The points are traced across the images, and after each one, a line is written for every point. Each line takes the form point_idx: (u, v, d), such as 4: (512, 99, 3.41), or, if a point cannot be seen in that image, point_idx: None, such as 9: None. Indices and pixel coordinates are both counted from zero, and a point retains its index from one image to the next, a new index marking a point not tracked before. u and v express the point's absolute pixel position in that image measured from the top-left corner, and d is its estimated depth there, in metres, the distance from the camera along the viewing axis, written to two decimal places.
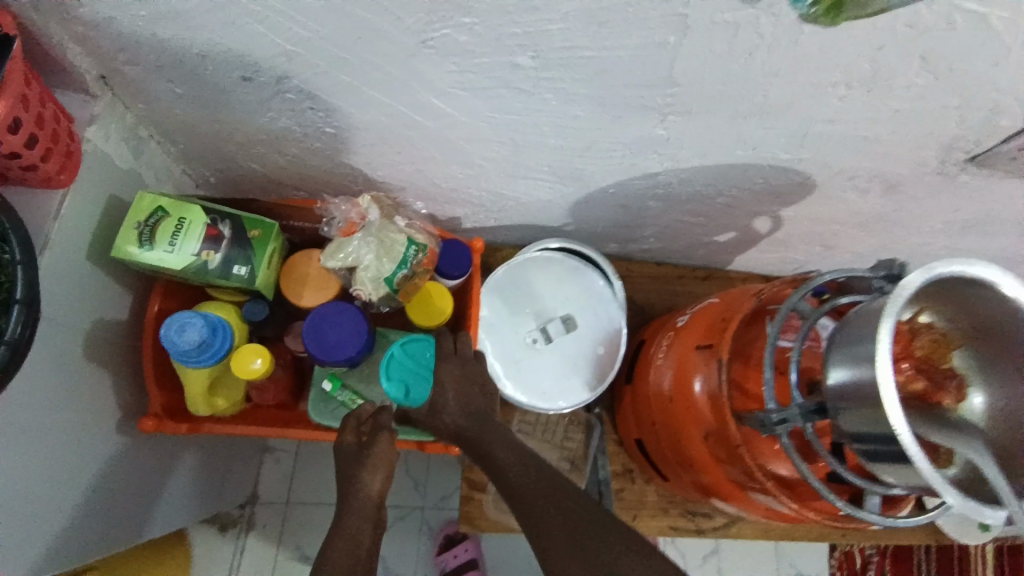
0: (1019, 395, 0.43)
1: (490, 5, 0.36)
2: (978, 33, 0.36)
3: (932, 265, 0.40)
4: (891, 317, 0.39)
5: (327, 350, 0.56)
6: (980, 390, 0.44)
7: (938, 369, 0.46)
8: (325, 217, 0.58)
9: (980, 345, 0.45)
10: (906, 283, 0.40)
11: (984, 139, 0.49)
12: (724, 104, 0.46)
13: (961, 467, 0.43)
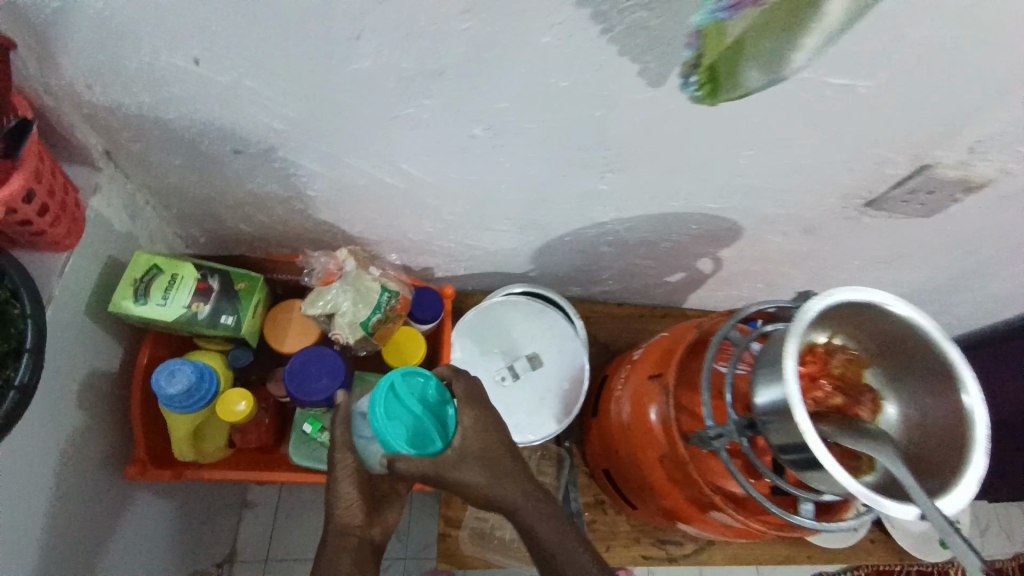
0: (922, 405, 0.50)
1: (444, 90, 0.44)
2: (841, 105, 0.45)
3: (830, 292, 0.47)
4: (795, 338, 0.47)
5: (306, 390, 0.60)
6: (892, 404, 0.51)
7: (856, 386, 0.53)
8: (306, 269, 0.64)
9: (887, 364, 0.52)
10: (808, 309, 0.47)
11: (875, 187, 0.57)
12: (651, 163, 0.54)
13: (878, 473, 0.48)
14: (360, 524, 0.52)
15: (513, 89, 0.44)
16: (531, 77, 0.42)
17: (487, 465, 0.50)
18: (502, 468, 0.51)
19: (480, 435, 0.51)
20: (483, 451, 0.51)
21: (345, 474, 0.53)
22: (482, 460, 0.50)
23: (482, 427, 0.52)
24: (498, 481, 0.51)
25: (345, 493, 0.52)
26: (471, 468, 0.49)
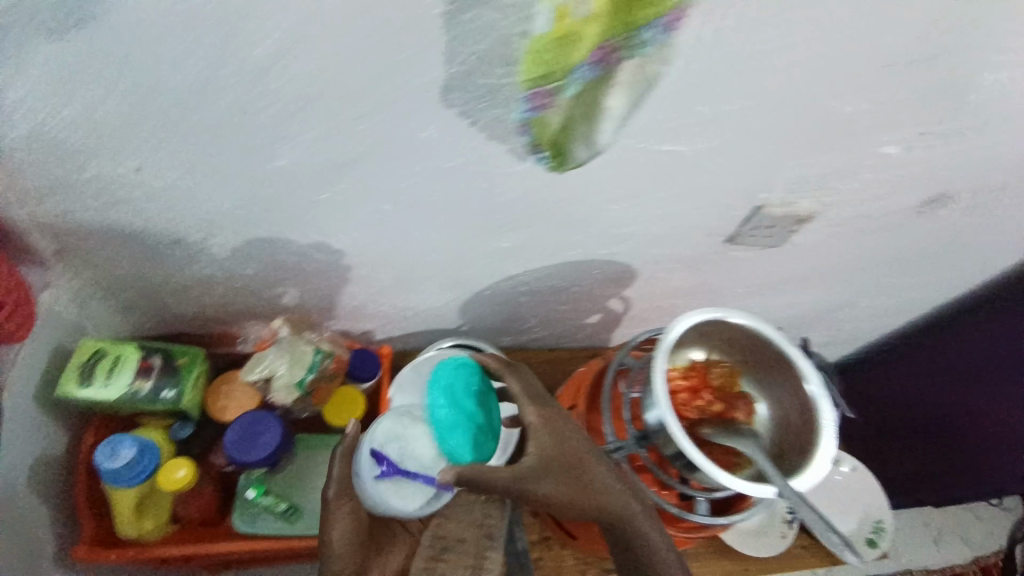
0: (779, 402, 0.59)
1: (352, 177, 0.53)
2: (675, 165, 0.57)
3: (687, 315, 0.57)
4: (662, 357, 0.56)
5: (246, 452, 0.63)
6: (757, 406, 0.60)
7: (731, 393, 0.62)
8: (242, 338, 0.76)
9: (750, 371, 0.62)
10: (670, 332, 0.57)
11: (730, 226, 0.69)
12: (540, 221, 0.64)
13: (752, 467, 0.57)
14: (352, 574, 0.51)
15: (409, 173, 0.54)
16: (421, 162, 0.53)
17: (562, 469, 0.52)
18: (576, 468, 0.53)
19: (558, 434, 0.55)
20: (561, 451, 0.53)
21: (336, 519, 0.52)
22: (560, 462, 0.53)
23: (555, 426, 0.55)
24: (576, 482, 0.52)
25: (337, 547, 0.51)
26: (547, 472, 0.52)
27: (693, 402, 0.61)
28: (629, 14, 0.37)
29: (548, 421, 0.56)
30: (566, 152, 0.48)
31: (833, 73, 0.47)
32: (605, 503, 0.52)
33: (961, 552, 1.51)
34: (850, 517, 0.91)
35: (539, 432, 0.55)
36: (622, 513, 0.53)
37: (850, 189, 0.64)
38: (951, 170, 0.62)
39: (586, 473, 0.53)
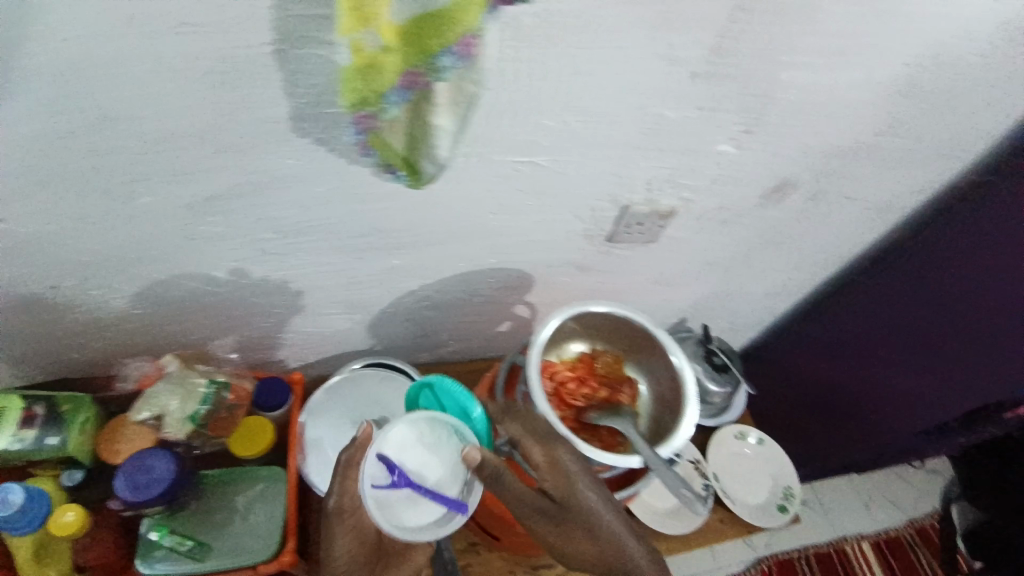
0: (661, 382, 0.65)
1: (224, 208, 0.56)
2: (536, 174, 0.62)
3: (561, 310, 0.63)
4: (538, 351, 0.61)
5: (138, 490, 0.62)
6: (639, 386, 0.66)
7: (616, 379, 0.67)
8: (122, 374, 0.71)
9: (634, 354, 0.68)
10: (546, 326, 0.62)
11: (606, 226, 0.74)
12: (424, 237, 0.67)
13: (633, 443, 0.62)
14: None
15: (281, 202, 0.56)
16: (290, 191, 0.55)
17: (555, 514, 0.55)
18: (570, 518, 0.55)
19: (556, 485, 0.56)
20: (559, 497, 0.55)
21: (344, 543, 0.59)
22: (552, 508, 0.55)
23: (553, 476, 0.56)
24: (568, 532, 0.55)
25: (342, 563, 0.59)
26: (539, 520, 0.55)
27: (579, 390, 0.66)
28: (422, 41, 0.36)
29: (551, 469, 0.56)
30: (417, 170, 0.49)
31: (646, 81, 0.54)
32: (598, 556, 0.55)
33: (892, 513, 1.60)
34: (759, 490, 0.99)
35: (544, 476, 0.56)
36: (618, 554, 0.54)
37: (703, 183, 0.71)
38: (787, 158, 0.70)
39: (580, 521, 0.55)
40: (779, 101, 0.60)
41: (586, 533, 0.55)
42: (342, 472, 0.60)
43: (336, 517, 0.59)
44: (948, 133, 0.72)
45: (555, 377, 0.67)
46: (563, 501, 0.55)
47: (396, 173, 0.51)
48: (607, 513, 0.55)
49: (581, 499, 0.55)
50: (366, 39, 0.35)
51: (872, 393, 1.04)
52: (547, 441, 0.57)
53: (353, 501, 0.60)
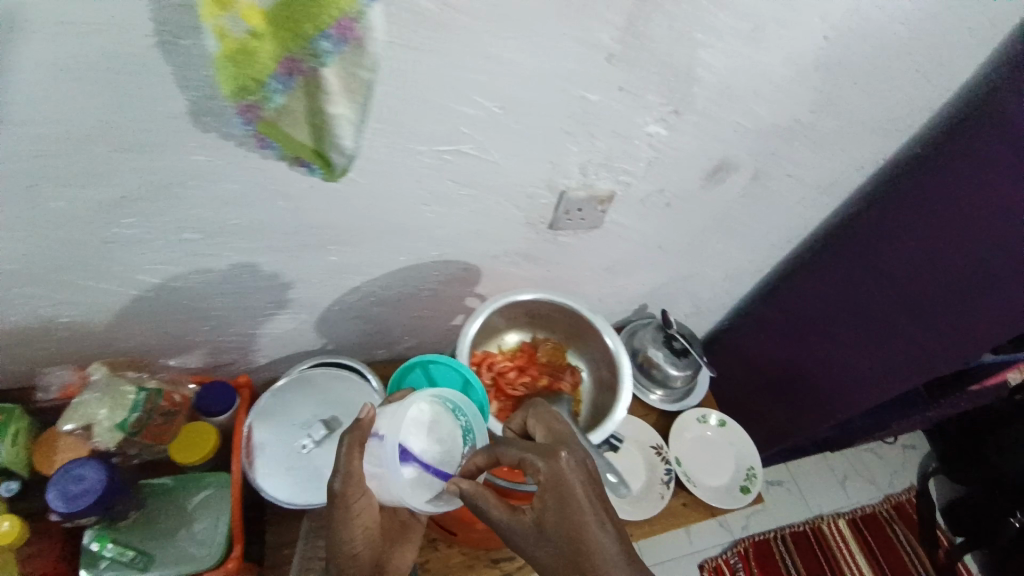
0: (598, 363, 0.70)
1: (139, 208, 0.54)
2: (464, 161, 0.61)
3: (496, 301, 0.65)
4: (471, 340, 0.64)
5: (71, 499, 0.61)
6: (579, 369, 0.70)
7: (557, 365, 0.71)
8: (41, 383, 0.68)
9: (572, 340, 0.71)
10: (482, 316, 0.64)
11: (548, 214, 0.73)
12: (359, 232, 0.66)
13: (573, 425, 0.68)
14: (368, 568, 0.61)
15: (196, 200, 0.55)
16: (204, 189, 0.54)
17: (548, 537, 0.51)
18: (568, 546, 0.51)
19: (554, 510, 0.52)
20: (553, 519, 0.51)
21: (356, 524, 0.58)
22: (548, 532, 0.51)
23: (552, 499, 0.52)
24: (568, 562, 0.50)
25: (352, 546, 0.58)
26: (535, 539, 0.52)
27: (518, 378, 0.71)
28: (293, 25, 0.35)
29: (552, 488, 0.52)
30: (328, 161, 0.48)
31: (563, 64, 0.53)
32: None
33: (870, 490, 1.60)
34: (721, 472, 1.00)
35: (542, 497, 0.52)
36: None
37: (639, 166, 0.70)
38: (724, 137, 0.69)
39: (576, 549, 0.50)
40: (703, 80, 0.59)
41: (582, 569, 0.50)
42: (348, 448, 0.57)
43: (342, 501, 0.57)
44: (881, 107, 0.73)
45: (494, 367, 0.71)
46: (558, 525, 0.51)
47: (312, 167, 0.49)
48: (600, 544, 0.50)
49: (578, 529, 0.51)
50: (230, 25, 0.34)
51: (831, 374, 1.02)
52: (547, 453, 0.54)
53: (360, 479, 0.57)
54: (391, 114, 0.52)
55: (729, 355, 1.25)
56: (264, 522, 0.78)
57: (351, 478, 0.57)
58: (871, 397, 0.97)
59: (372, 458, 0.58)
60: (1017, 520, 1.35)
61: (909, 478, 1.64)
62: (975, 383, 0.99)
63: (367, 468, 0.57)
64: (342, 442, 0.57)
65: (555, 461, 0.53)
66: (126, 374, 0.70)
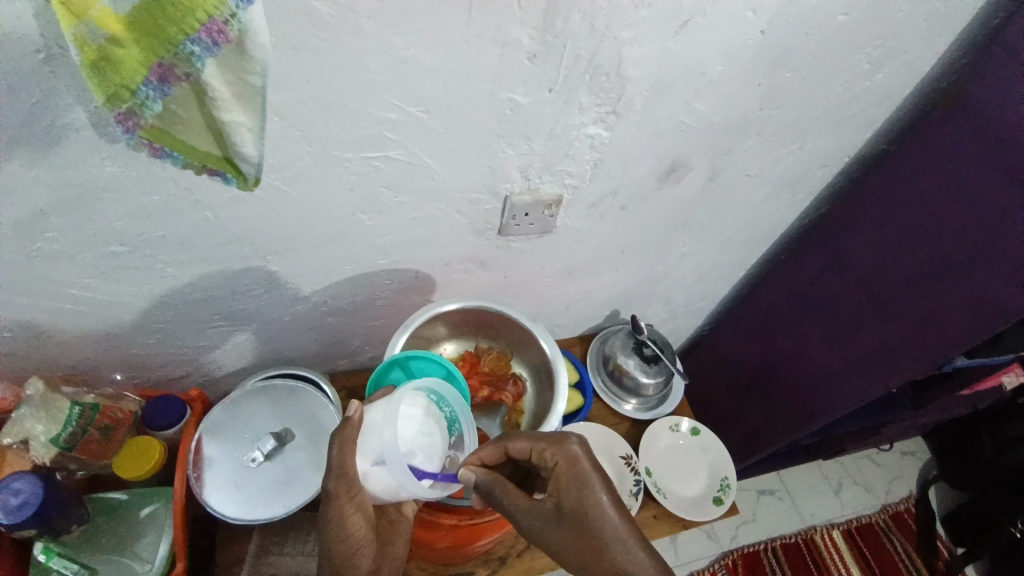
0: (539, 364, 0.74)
1: (59, 221, 0.54)
2: (395, 167, 0.59)
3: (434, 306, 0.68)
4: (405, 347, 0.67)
5: (11, 512, 0.59)
6: (523, 371, 0.75)
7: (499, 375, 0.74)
8: None
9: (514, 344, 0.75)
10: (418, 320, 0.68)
11: (495, 219, 0.71)
12: (295, 241, 0.65)
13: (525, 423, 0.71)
14: (366, 568, 0.57)
15: (117, 212, 0.54)
16: (124, 201, 0.54)
17: (563, 517, 0.57)
18: (580, 522, 0.57)
19: (569, 491, 0.58)
20: (568, 500, 0.57)
21: (353, 519, 0.56)
22: (564, 512, 0.57)
23: (567, 481, 0.58)
24: (580, 536, 0.56)
25: (349, 542, 0.56)
26: (550, 519, 0.57)
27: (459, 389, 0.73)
28: (157, 28, 0.34)
29: (566, 471, 0.59)
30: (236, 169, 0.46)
31: (484, 66, 0.52)
32: (609, 571, 0.55)
33: (868, 499, 1.53)
34: (694, 478, 0.97)
35: (554, 480, 0.59)
36: (617, 558, 0.56)
37: (585, 168, 0.68)
38: (670, 137, 0.68)
39: (588, 524, 0.57)
40: (635, 79, 0.58)
41: (592, 542, 0.56)
42: (339, 442, 0.57)
43: (335, 496, 0.55)
44: (834, 103, 0.72)
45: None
46: (572, 505, 0.57)
47: (223, 178, 0.47)
48: (608, 519, 0.57)
49: (591, 506, 0.57)
50: (87, 33, 0.33)
51: (800, 374, 0.99)
52: (557, 439, 0.60)
53: (354, 474, 0.56)
54: (308, 120, 0.52)
55: (710, 361, 1.21)
56: (213, 539, 0.77)
57: (344, 473, 0.56)
58: (836, 403, 0.92)
59: (366, 453, 0.57)
60: (1017, 529, 1.31)
61: (910, 485, 1.56)
62: (961, 390, 0.93)
63: (360, 462, 0.57)
64: (334, 437, 0.56)
65: (566, 448, 0.59)
66: (62, 389, 0.68)
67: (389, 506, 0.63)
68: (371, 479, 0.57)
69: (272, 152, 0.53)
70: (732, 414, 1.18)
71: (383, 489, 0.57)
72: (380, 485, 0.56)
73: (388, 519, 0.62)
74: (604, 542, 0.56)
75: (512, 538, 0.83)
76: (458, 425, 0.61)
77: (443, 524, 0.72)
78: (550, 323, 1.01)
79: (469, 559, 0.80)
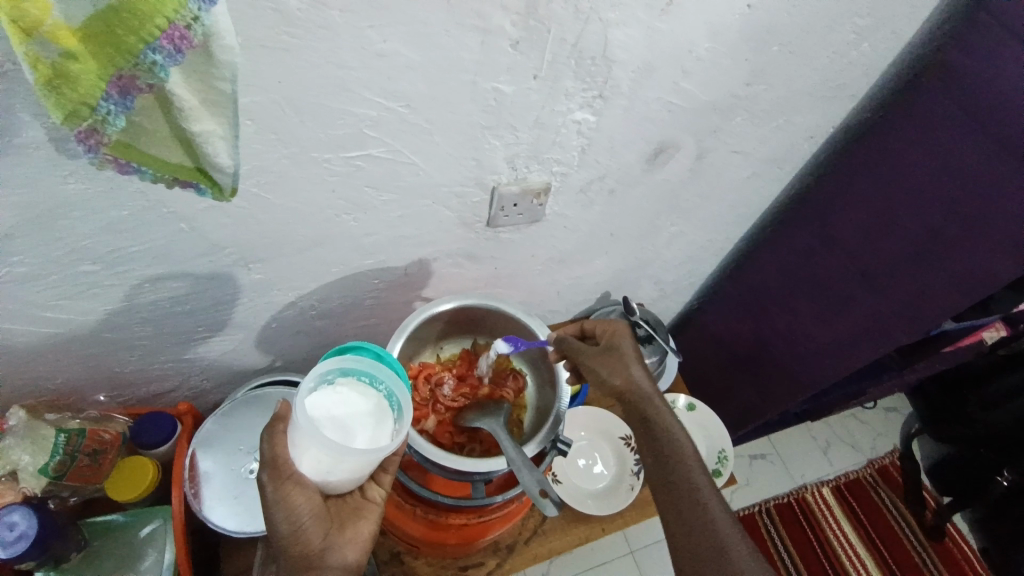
0: (533, 360, 0.76)
1: (24, 244, 0.50)
2: (378, 165, 0.57)
3: (427, 307, 0.70)
4: (397, 346, 0.68)
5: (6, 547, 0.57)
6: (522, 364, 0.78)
7: (503, 374, 0.77)
8: None
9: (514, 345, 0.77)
10: (412, 323, 0.69)
11: (483, 211, 0.69)
12: (277, 247, 0.62)
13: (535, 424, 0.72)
14: (317, 546, 0.52)
15: (86, 230, 0.51)
16: (92, 218, 0.50)
17: (605, 360, 0.68)
18: (620, 366, 0.67)
19: (619, 356, 0.67)
20: (610, 350, 0.68)
21: (296, 497, 0.51)
22: (606, 357, 0.68)
23: (618, 350, 0.68)
24: (624, 379, 0.66)
25: (294, 521, 0.51)
26: (592, 360, 0.68)
27: (456, 390, 0.74)
28: (115, 38, 0.31)
29: (617, 343, 0.69)
30: (212, 179, 0.42)
31: (466, 56, 0.49)
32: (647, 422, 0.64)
33: (856, 456, 1.58)
34: None
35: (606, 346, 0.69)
36: (645, 399, 0.65)
37: (573, 154, 0.66)
38: (657, 117, 0.66)
39: (628, 372, 0.67)
40: (622, 61, 0.57)
41: (627, 382, 0.66)
42: (269, 437, 0.53)
43: (273, 484, 0.51)
44: (821, 74, 0.71)
45: (432, 378, 0.74)
46: (612, 353, 0.68)
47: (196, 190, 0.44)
48: (640, 369, 0.67)
49: (628, 358, 0.67)
50: (40, 50, 0.31)
51: (791, 349, 1.00)
52: (613, 324, 0.71)
53: (289, 462, 0.52)
54: (283, 122, 0.49)
55: (700, 336, 1.22)
56: (217, 551, 0.75)
57: (278, 462, 0.52)
58: (827, 371, 0.94)
59: (295, 440, 0.52)
60: (1005, 478, 1.36)
61: (894, 440, 1.62)
62: (944, 348, 0.96)
63: (293, 450, 0.52)
64: (263, 431, 0.54)
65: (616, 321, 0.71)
66: (44, 415, 0.65)
67: (349, 494, 0.58)
68: (307, 461, 0.52)
69: (247, 157, 0.51)
70: (724, 387, 1.20)
71: (319, 472, 0.52)
72: (316, 466, 0.52)
73: (350, 505, 0.58)
74: (635, 383, 0.65)
75: (518, 526, 0.83)
76: (397, 402, 0.58)
77: (452, 524, 0.72)
78: (543, 309, 1.00)
79: (477, 550, 0.80)
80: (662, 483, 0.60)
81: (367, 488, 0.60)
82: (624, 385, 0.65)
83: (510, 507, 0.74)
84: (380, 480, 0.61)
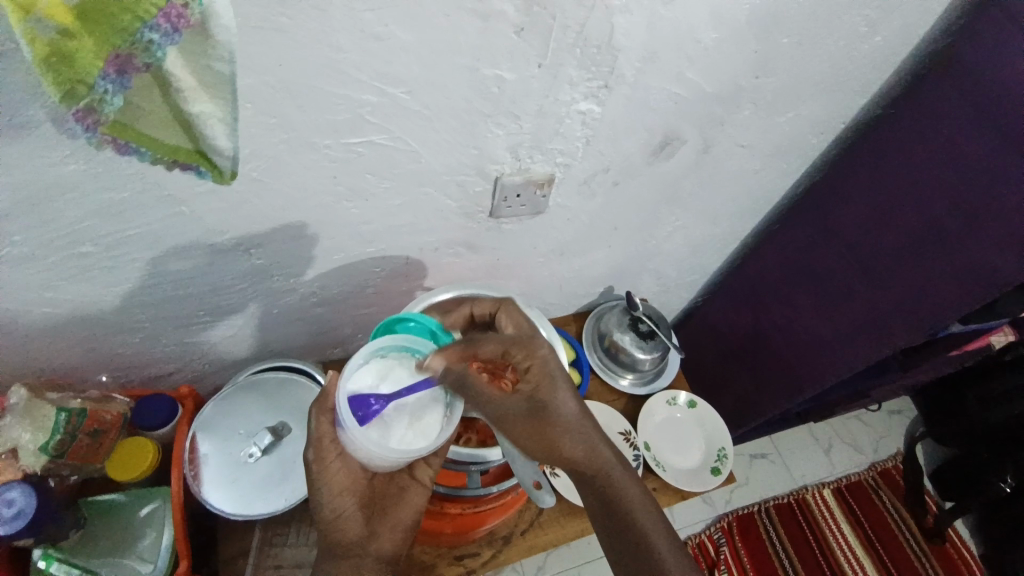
0: None
1: (24, 225, 0.51)
2: (375, 153, 0.57)
3: (425, 296, 0.71)
4: None
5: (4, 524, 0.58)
6: None
7: None
8: None
9: None
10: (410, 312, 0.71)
11: (483, 202, 0.69)
12: (275, 232, 0.62)
13: None
14: (359, 531, 0.57)
15: (83, 211, 0.51)
16: (90, 199, 0.51)
17: (533, 400, 0.57)
18: (547, 417, 0.58)
19: (541, 395, 0.58)
20: (536, 387, 0.58)
21: (337, 477, 0.56)
22: (532, 397, 0.58)
23: (540, 384, 0.58)
24: (552, 420, 0.58)
25: (334, 507, 0.56)
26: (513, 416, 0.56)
27: None
28: (110, 18, 0.31)
29: (538, 374, 0.59)
30: (212, 164, 0.43)
31: (466, 41, 0.49)
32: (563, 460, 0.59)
33: (857, 457, 1.57)
34: (691, 449, 0.98)
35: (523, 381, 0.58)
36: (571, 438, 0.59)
37: (575, 146, 0.66)
38: (661, 109, 0.65)
39: (557, 410, 0.58)
40: (626, 50, 0.56)
41: (559, 435, 0.58)
42: (318, 413, 0.55)
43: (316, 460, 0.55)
44: (830, 68, 0.70)
45: None
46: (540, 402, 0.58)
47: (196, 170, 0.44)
48: (573, 407, 0.59)
49: (561, 394, 0.59)
50: (36, 27, 0.31)
51: (794, 346, 0.99)
52: (529, 348, 0.59)
53: (331, 441, 0.56)
54: (280, 105, 0.48)
55: (703, 333, 1.21)
56: (215, 533, 0.76)
57: (321, 443, 0.55)
58: (829, 370, 0.94)
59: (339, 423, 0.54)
60: (1006, 483, 1.35)
61: (897, 443, 1.60)
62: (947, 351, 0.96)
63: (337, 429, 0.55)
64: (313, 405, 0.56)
65: (540, 349, 0.59)
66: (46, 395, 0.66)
67: (399, 472, 0.62)
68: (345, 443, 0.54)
69: (245, 141, 0.50)
70: (727, 385, 1.19)
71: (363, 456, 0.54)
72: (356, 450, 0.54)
73: (395, 485, 0.61)
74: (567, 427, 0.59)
75: (514, 517, 0.83)
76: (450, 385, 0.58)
77: (446, 513, 0.73)
78: (542, 302, 0.99)
79: (472, 540, 0.80)
80: (600, 506, 0.61)
81: (417, 467, 0.62)
82: (541, 432, 0.58)
83: (506, 498, 0.75)
84: (431, 462, 0.63)
